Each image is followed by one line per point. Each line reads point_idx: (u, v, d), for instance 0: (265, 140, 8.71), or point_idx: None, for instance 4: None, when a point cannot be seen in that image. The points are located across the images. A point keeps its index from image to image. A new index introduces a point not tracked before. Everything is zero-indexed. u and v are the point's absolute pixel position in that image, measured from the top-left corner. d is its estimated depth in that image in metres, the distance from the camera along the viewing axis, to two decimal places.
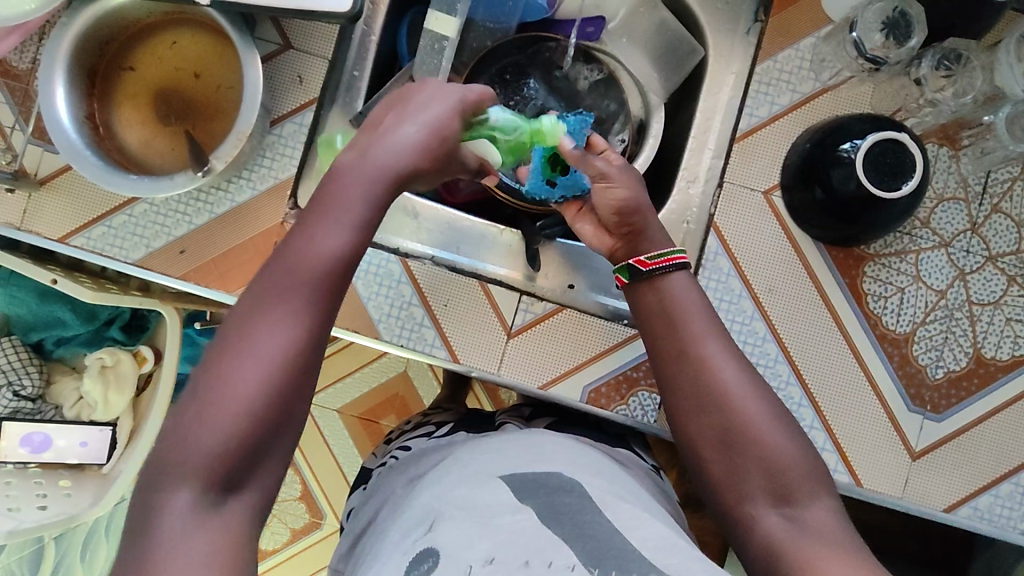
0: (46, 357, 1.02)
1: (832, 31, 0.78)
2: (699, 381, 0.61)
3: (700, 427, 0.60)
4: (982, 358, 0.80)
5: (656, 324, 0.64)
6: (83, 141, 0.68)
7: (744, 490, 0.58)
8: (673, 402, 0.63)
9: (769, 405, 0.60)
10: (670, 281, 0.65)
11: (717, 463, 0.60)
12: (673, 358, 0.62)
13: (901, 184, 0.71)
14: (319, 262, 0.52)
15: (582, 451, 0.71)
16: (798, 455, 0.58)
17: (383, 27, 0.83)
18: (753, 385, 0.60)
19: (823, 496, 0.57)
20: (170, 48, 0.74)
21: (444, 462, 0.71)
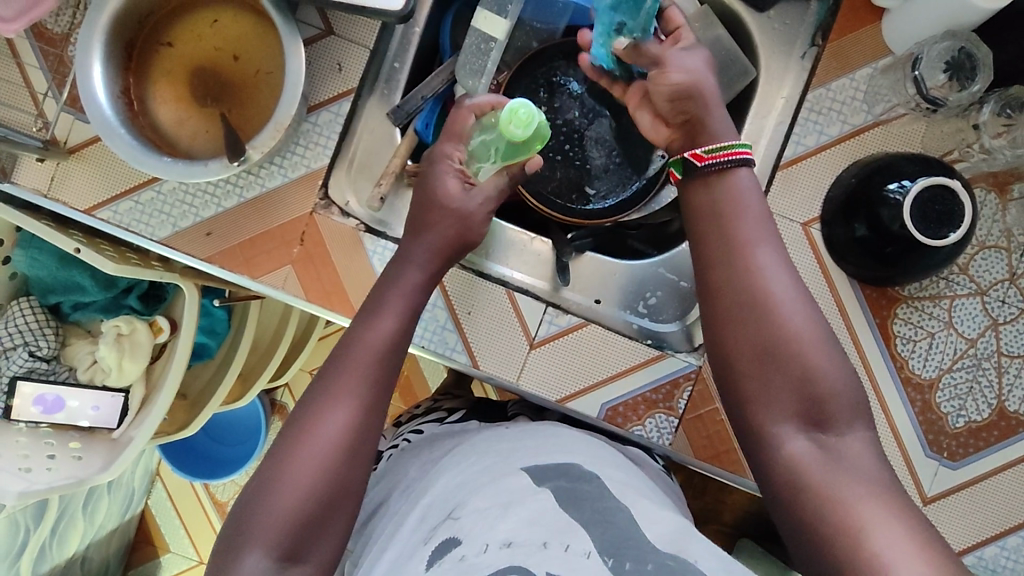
0: (63, 320, 1.02)
1: (890, 64, 0.76)
2: (745, 290, 0.60)
3: (740, 336, 0.60)
4: (1005, 411, 0.79)
5: (707, 225, 0.64)
6: (117, 117, 0.66)
7: (776, 404, 0.58)
8: (714, 308, 0.62)
9: (814, 319, 0.60)
10: (727, 180, 0.64)
11: (753, 373, 0.59)
12: (719, 265, 0.62)
13: (947, 232, 0.68)
14: (383, 344, 0.64)
15: (596, 444, 0.72)
16: (837, 375, 0.58)
17: (427, 18, 0.80)
18: (798, 299, 0.60)
19: (858, 425, 0.57)
20: (210, 27, 0.72)
21: (458, 449, 0.71)
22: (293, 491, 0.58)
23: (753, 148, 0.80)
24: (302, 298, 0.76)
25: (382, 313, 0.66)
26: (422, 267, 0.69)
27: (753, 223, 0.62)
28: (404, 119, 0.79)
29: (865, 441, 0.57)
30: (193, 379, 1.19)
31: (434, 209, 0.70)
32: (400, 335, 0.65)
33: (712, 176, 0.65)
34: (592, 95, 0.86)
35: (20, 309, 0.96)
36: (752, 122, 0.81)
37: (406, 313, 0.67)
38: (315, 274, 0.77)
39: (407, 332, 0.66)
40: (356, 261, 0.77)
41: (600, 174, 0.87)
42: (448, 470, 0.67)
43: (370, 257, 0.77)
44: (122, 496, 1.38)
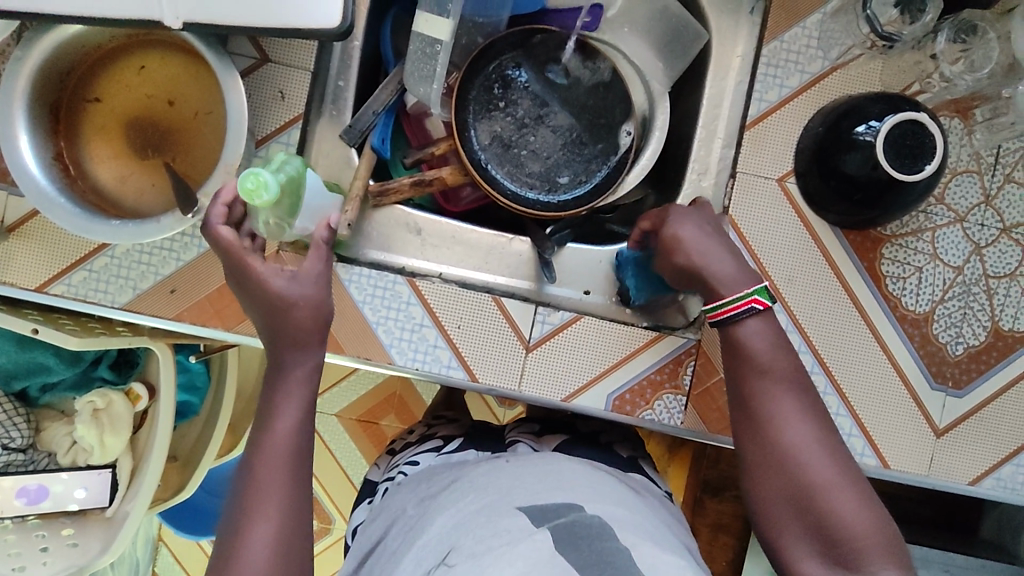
0: (32, 404, 0.96)
1: (839, 6, 0.75)
2: (765, 434, 0.59)
3: (767, 483, 0.58)
4: (1000, 331, 0.79)
5: (729, 368, 0.63)
6: (53, 185, 0.62)
7: (806, 547, 0.56)
8: (741, 449, 0.61)
9: (841, 465, 0.57)
10: (737, 329, 0.62)
11: (783, 521, 0.57)
12: (741, 409, 0.61)
13: (921, 166, 0.68)
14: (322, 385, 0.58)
15: (597, 476, 0.69)
16: (868, 520, 0.54)
17: (365, 30, 0.77)
18: (822, 445, 0.57)
19: (894, 569, 0.53)
20: (138, 74, 0.68)
21: (458, 483, 0.69)
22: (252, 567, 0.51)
23: (717, 111, 0.79)
24: None
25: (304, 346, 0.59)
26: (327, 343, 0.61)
27: (769, 367, 0.60)
28: (359, 138, 0.76)
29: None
30: (183, 437, 1.14)
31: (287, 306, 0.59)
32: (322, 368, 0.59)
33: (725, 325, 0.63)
34: (545, 83, 0.83)
35: None
36: (712, 85, 0.79)
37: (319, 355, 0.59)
38: None
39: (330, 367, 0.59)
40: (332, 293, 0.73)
41: (568, 164, 0.82)
42: (448, 507, 0.65)
43: (347, 286, 0.73)
44: (129, 567, 1.32)
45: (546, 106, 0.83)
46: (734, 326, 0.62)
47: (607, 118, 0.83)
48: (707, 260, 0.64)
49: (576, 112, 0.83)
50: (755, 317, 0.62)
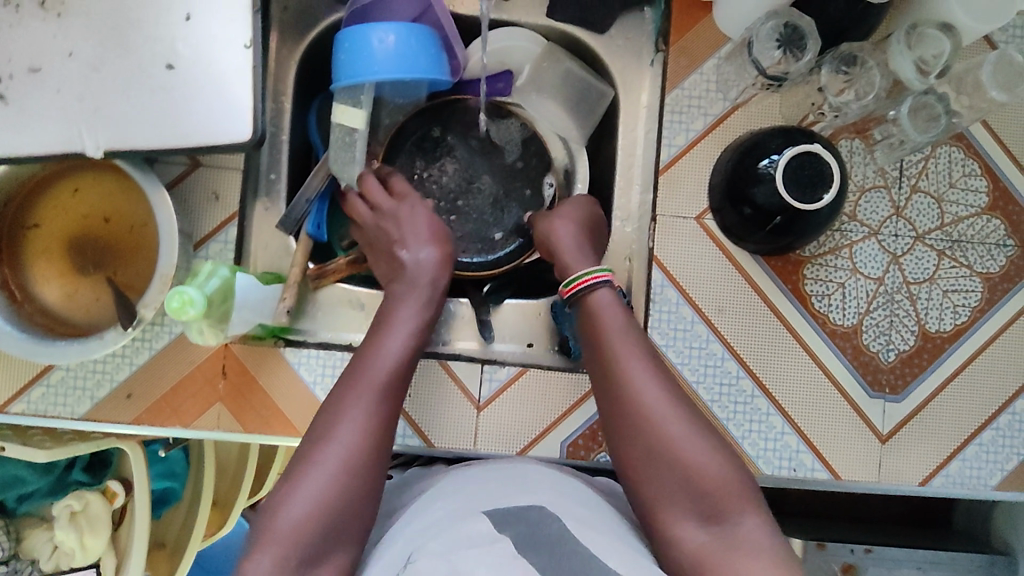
0: (11, 514, 0.97)
1: (731, 50, 0.80)
2: (625, 395, 0.63)
3: (634, 448, 0.62)
4: (928, 333, 0.83)
5: (588, 347, 0.67)
6: (0, 314, 0.65)
7: (674, 505, 0.60)
8: (607, 422, 0.64)
9: (694, 420, 0.63)
10: (595, 298, 0.69)
11: (651, 479, 0.61)
12: (602, 375, 0.65)
13: (820, 194, 0.72)
14: (384, 363, 0.64)
15: (563, 478, 0.71)
16: (724, 472, 0.60)
17: (291, 123, 0.81)
18: (676, 401, 0.63)
19: (751, 511, 0.59)
20: (73, 197, 0.71)
21: (426, 498, 0.70)
22: (291, 513, 0.56)
23: (632, 159, 0.85)
24: (240, 429, 0.75)
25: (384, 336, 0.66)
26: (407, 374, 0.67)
27: (623, 340, 0.65)
28: (295, 226, 0.80)
29: (762, 524, 0.59)
30: (168, 525, 1.16)
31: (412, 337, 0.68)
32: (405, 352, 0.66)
33: (582, 301, 0.69)
34: (465, 149, 0.88)
35: None
36: (624, 136, 0.85)
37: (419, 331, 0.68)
38: (245, 404, 0.76)
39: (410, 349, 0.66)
40: (282, 377, 0.76)
41: (497, 221, 0.88)
42: (413, 521, 0.65)
43: (296, 369, 0.76)
44: None
45: (468, 169, 0.88)
46: (593, 292, 0.69)
47: (529, 175, 0.89)
48: (572, 242, 0.75)
49: (496, 171, 0.89)
50: (607, 288, 0.69)
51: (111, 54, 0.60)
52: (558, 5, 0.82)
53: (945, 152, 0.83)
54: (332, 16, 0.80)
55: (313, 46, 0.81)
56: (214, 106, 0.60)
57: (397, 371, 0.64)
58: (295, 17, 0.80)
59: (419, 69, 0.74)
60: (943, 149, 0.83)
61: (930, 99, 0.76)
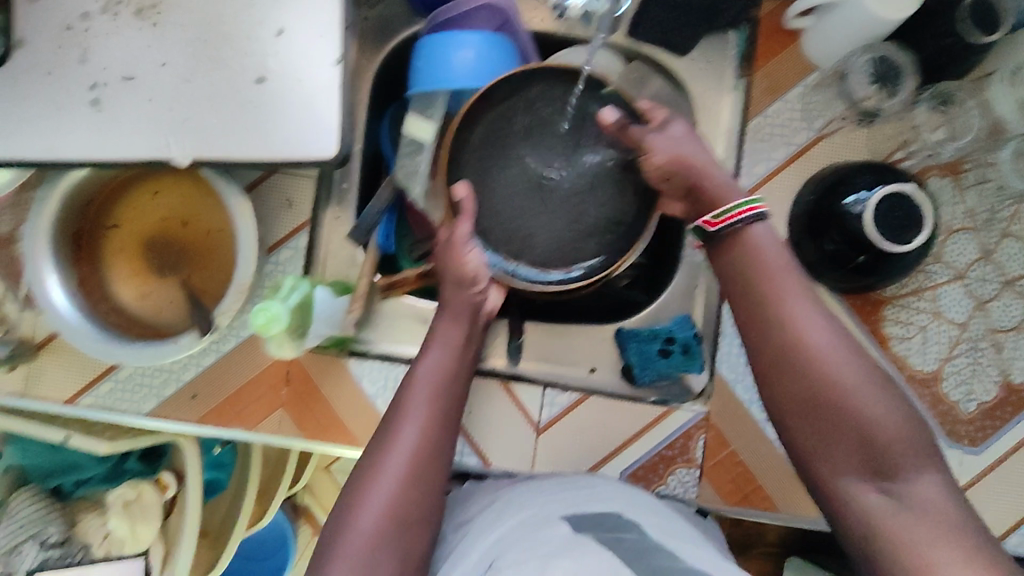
0: (66, 498, 0.99)
1: (819, 79, 0.78)
2: (779, 344, 0.54)
3: (793, 392, 0.53)
4: (1012, 385, 0.79)
5: (732, 284, 0.58)
6: (78, 314, 0.66)
7: (844, 461, 0.51)
8: (759, 363, 0.55)
9: (864, 365, 0.52)
10: (745, 236, 0.58)
11: (810, 431, 0.52)
12: (750, 316, 0.56)
13: (912, 237, 0.69)
14: (430, 381, 0.61)
15: (632, 489, 0.67)
16: (901, 422, 0.50)
17: (365, 132, 0.81)
18: (844, 344, 0.53)
19: (929, 468, 0.49)
20: (153, 199, 0.72)
21: (496, 503, 0.65)
22: (354, 541, 0.54)
23: None
24: (300, 436, 0.75)
25: (426, 350, 0.63)
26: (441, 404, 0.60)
27: (772, 289, 0.55)
28: (365, 236, 0.77)
29: (942, 484, 0.49)
30: (211, 515, 1.16)
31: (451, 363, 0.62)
32: (450, 375, 0.62)
33: (730, 236, 0.59)
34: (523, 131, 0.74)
35: (20, 502, 0.93)
36: None
37: (459, 338, 0.64)
38: (308, 412, 0.76)
39: (457, 365, 0.63)
40: (346, 387, 0.76)
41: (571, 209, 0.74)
42: (484, 530, 0.61)
43: (358, 380, 0.76)
44: None
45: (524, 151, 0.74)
46: (739, 237, 0.58)
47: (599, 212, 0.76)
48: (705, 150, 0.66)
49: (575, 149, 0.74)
50: (762, 223, 0.58)
51: (204, 66, 0.60)
52: (640, 23, 0.79)
53: None
54: (411, 30, 0.80)
55: (390, 57, 0.81)
56: (306, 121, 0.60)
57: (442, 387, 0.61)
58: (375, 28, 0.80)
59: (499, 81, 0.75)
60: None
61: None
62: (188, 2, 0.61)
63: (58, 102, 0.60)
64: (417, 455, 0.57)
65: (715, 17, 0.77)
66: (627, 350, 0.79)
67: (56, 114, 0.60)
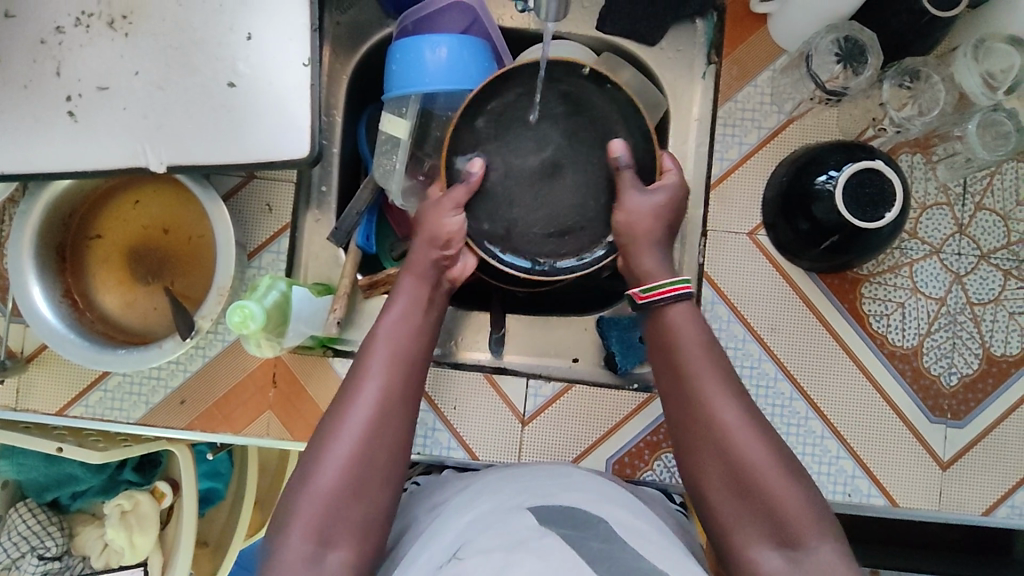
0: (64, 511, 1.00)
1: (787, 63, 0.79)
2: (698, 412, 0.58)
3: (709, 471, 0.57)
4: (993, 357, 0.79)
5: (658, 354, 0.62)
6: (63, 321, 0.67)
7: (753, 530, 0.55)
8: (684, 446, 0.59)
9: (772, 442, 0.57)
10: (670, 315, 0.62)
11: (726, 496, 0.56)
12: (672, 385, 0.61)
13: (883, 213, 0.69)
14: (399, 329, 0.64)
15: (607, 481, 0.68)
16: (804, 498, 0.55)
17: (342, 135, 0.82)
18: (754, 419, 0.58)
19: (830, 538, 0.54)
20: (134, 208, 0.73)
21: (471, 488, 0.66)
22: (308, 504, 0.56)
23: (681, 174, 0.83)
24: (288, 437, 0.76)
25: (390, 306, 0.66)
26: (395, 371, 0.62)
27: (691, 359, 0.60)
28: (346, 238, 0.78)
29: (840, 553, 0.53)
30: (210, 524, 1.17)
31: (410, 331, 0.64)
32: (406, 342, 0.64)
33: (655, 309, 0.63)
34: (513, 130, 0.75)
35: (19, 516, 0.94)
36: (674, 149, 0.83)
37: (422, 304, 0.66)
38: (295, 413, 0.76)
39: (414, 332, 0.65)
40: (331, 387, 0.77)
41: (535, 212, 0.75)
42: (456, 516, 0.62)
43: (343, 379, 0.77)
44: None
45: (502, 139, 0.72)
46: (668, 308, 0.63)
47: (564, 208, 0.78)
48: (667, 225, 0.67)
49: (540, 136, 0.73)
50: (686, 303, 0.62)
51: (177, 73, 0.61)
52: (608, 17, 0.81)
53: (1012, 169, 0.80)
54: (384, 32, 0.81)
55: (364, 60, 0.82)
56: (277, 125, 0.62)
57: (408, 328, 0.64)
58: (348, 32, 0.81)
59: (469, 81, 0.73)
60: (1010, 165, 0.80)
61: (999, 116, 0.72)
62: (158, 12, 0.62)
63: (33, 116, 0.61)
64: (372, 421, 0.59)
65: (681, 7, 0.80)
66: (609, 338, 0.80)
67: (32, 127, 0.61)
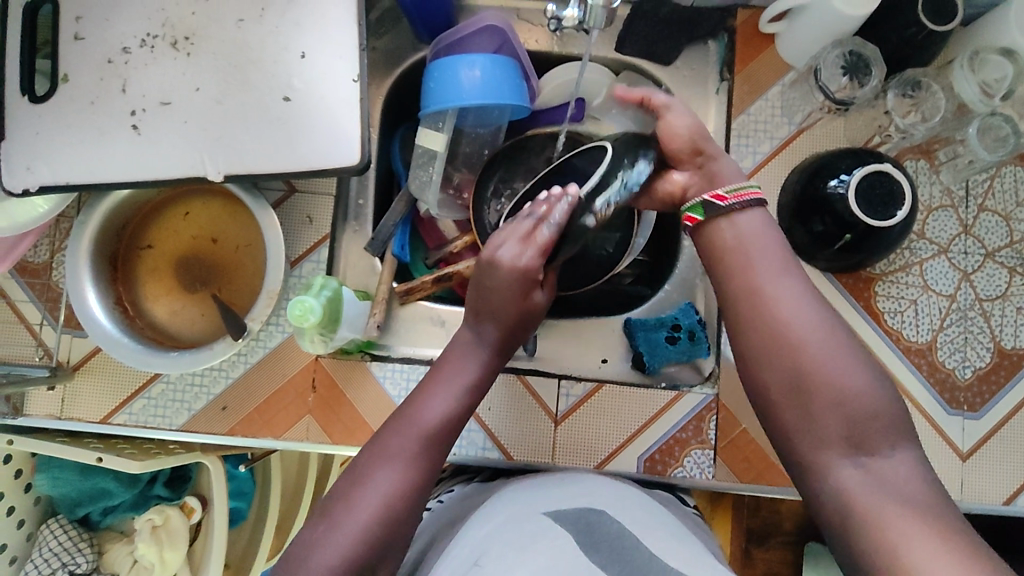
0: (93, 528, 1.00)
1: (795, 77, 0.84)
2: (764, 318, 0.58)
3: (776, 376, 0.56)
4: (1004, 350, 0.83)
5: (718, 266, 0.62)
6: (117, 327, 0.70)
7: (820, 432, 0.54)
8: (743, 353, 0.59)
9: (838, 346, 0.56)
10: (749, 216, 0.63)
11: (790, 402, 0.55)
12: (737, 291, 0.60)
13: (894, 211, 0.74)
14: (433, 420, 0.62)
15: (619, 484, 0.72)
16: (873, 402, 0.53)
17: (377, 151, 0.87)
18: (822, 322, 0.57)
19: (903, 446, 0.52)
20: (184, 219, 0.77)
21: (489, 498, 0.70)
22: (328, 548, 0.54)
23: None
24: (328, 441, 0.77)
25: (429, 395, 0.64)
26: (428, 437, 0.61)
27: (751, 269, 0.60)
28: (382, 247, 0.82)
29: (914, 464, 0.52)
30: (234, 544, 1.16)
31: (449, 411, 0.63)
32: (447, 407, 0.63)
33: (718, 224, 0.63)
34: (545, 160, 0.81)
35: (51, 531, 0.95)
36: None
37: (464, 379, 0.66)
38: (334, 417, 0.78)
39: (456, 403, 0.64)
40: (369, 390, 0.79)
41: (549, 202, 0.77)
42: (475, 522, 0.65)
43: (381, 383, 0.79)
44: None
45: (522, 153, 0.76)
46: (732, 217, 0.63)
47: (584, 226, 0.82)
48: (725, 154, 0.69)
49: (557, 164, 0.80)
50: (757, 210, 0.63)
51: (233, 89, 0.66)
52: (627, 39, 0.87)
53: (1010, 172, 0.85)
54: (417, 55, 0.86)
55: (397, 81, 0.87)
56: (327, 135, 0.66)
57: (454, 398, 0.64)
58: (383, 56, 0.86)
59: (502, 92, 0.78)
60: (1008, 169, 0.85)
61: (996, 120, 0.78)
62: (217, 33, 0.66)
63: (99, 129, 0.65)
64: (403, 478, 0.58)
65: (694, 30, 0.86)
66: (637, 337, 0.83)
67: (97, 141, 0.65)
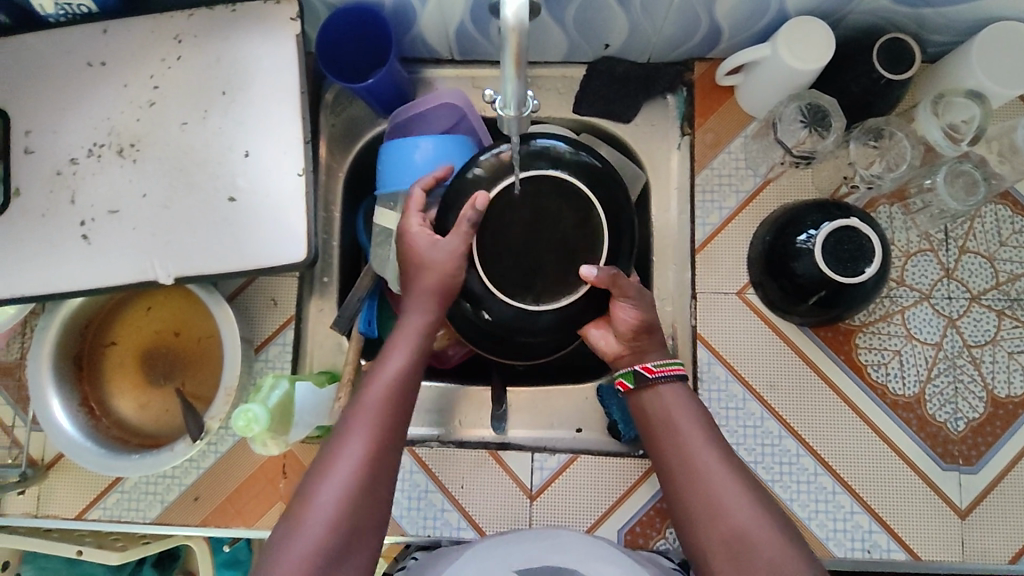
0: None
1: (757, 129, 0.82)
2: (692, 485, 0.59)
3: (710, 544, 0.56)
4: (997, 399, 0.79)
5: (646, 432, 0.64)
6: (80, 431, 0.70)
7: None
8: (682, 521, 0.59)
9: (762, 510, 0.57)
10: (670, 391, 0.63)
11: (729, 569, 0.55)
12: (666, 458, 0.61)
13: (863, 267, 0.71)
14: (395, 379, 0.61)
15: (597, 542, 0.67)
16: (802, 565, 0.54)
17: (341, 228, 0.87)
18: (743, 486, 0.58)
19: None
20: (147, 314, 0.77)
21: (462, 555, 0.66)
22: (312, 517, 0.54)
23: (667, 240, 0.86)
24: None
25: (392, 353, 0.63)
26: (400, 391, 0.61)
27: (671, 436, 0.61)
28: (347, 324, 0.81)
29: None
30: None
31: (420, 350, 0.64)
32: (409, 370, 0.62)
33: (645, 387, 0.64)
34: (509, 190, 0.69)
35: None
36: (658, 217, 0.86)
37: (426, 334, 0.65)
38: None
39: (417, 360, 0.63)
40: None
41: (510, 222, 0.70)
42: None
43: None
44: None
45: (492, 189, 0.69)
46: (656, 388, 0.64)
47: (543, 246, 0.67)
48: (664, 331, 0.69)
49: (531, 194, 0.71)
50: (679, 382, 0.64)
51: (181, 191, 0.66)
52: (583, 100, 0.86)
53: (991, 212, 0.82)
54: (375, 129, 0.86)
55: (358, 157, 0.88)
56: (273, 231, 0.66)
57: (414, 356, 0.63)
58: (342, 132, 0.86)
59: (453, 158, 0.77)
60: (988, 208, 0.81)
61: (965, 167, 0.76)
62: (163, 136, 0.67)
63: (51, 239, 0.66)
64: (378, 437, 0.58)
65: (650, 86, 0.86)
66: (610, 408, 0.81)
67: (50, 251, 0.66)
